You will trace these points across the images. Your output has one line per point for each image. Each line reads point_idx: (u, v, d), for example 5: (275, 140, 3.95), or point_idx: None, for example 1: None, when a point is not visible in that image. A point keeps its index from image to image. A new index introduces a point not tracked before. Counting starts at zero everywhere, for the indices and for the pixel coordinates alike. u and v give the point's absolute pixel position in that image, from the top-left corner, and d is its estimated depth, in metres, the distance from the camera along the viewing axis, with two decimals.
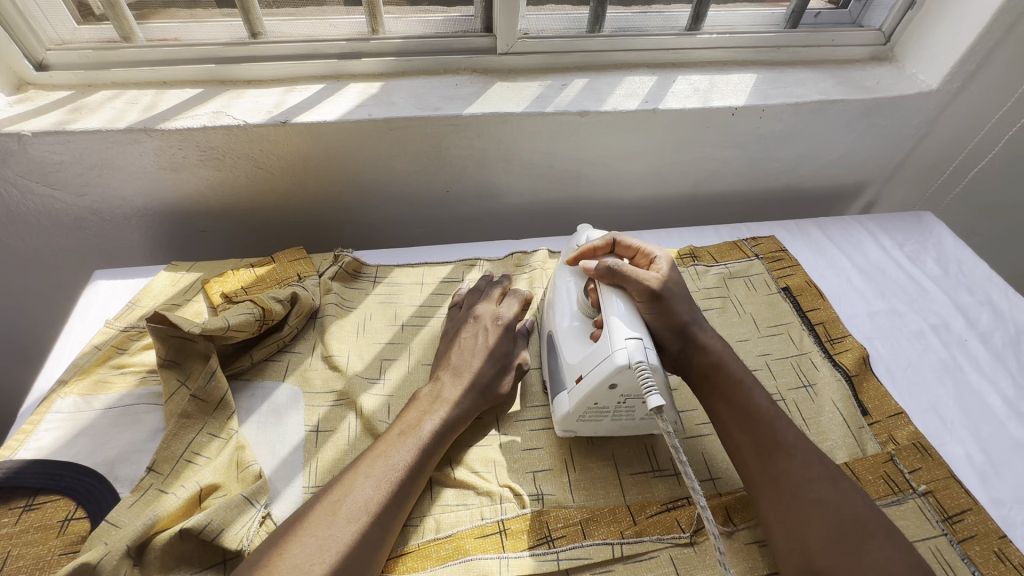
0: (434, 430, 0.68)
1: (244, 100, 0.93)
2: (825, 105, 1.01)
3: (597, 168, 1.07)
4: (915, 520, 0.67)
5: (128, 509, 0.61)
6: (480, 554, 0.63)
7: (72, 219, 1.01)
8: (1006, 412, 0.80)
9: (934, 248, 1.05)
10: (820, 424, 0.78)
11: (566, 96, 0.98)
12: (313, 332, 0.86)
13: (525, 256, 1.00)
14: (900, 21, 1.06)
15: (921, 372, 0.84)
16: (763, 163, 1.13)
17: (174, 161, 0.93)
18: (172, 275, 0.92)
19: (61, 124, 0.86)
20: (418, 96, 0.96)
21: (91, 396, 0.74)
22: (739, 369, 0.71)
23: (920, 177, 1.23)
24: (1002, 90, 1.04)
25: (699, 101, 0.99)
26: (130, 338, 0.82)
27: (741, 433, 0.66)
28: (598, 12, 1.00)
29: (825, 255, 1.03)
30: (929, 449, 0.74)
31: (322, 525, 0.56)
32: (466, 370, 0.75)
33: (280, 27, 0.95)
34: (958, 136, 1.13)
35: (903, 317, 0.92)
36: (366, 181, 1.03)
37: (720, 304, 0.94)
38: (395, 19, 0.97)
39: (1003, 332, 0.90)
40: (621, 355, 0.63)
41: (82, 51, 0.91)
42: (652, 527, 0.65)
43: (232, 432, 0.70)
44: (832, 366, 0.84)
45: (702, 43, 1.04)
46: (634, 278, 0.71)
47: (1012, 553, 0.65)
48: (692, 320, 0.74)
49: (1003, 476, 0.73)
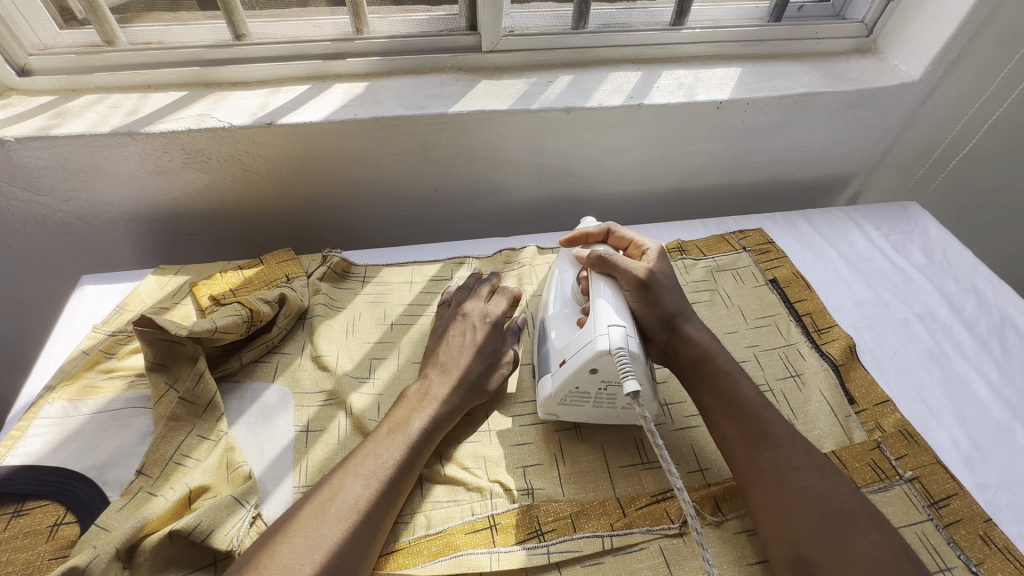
0: (423, 428, 0.68)
1: (229, 102, 0.93)
2: (809, 97, 1.02)
3: (585, 164, 1.08)
4: (902, 506, 0.68)
5: (118, 513, 0.60)
6: (470, 549, 0.63)
7: (59, 225, 1.01)
8: (992, 399, 0.80)
9: (920, 237, 1.06)
10: (808, 413, 0.78)
11: (551, 92, 0.99)
12: (302, 333, 0.86)
13: (514, 254, 1.00)
14: (882, 13, 1.07)
15: (907, 360, 0.85)
16: (751, 156, 1.13)
17: (159, 165, 0.93)
18: (160, 279, 0.92)
19: (45, 129, 0.86)
20: (405, 96, 0.96)
21: (80, 401, 0.73)
22: (726, 361, 0.71)
23: (905, 167, 1.24)
24: (981, 78, 1.05)
25: (685, 95, 0.99)
26: (118, 342, 0.82)
27: (728, 422, 0.67)
28: (582, 9, 1.00)
29: (812, 246, 1.04)
30: (916, 435, 0.75)
31: (311, 525, 0.56)
32: (454, 367, 0.75)
33: (264, 28, 0.95)
34: (939, 126, 1.14)
35: (888, 306, 0.93)
36: (353, 182, 1.03)
37: (709, 297, 0.94)
38: (379, 19, 0.97)
39: (988, 319, 0.91)
40: (603, 340, 0.63)
41: (65, 56, 0.91)
42: (642, 519, 0.66)
43: (221, 433, 0.70)
44: (820, 356, 0.85)
45: (685, 38, 1.05)
46: (624, 267, 0.72)
47: (997, 535, 0.65)
48: (679, 312, 0.74)
49: (988, 460, 0.74)
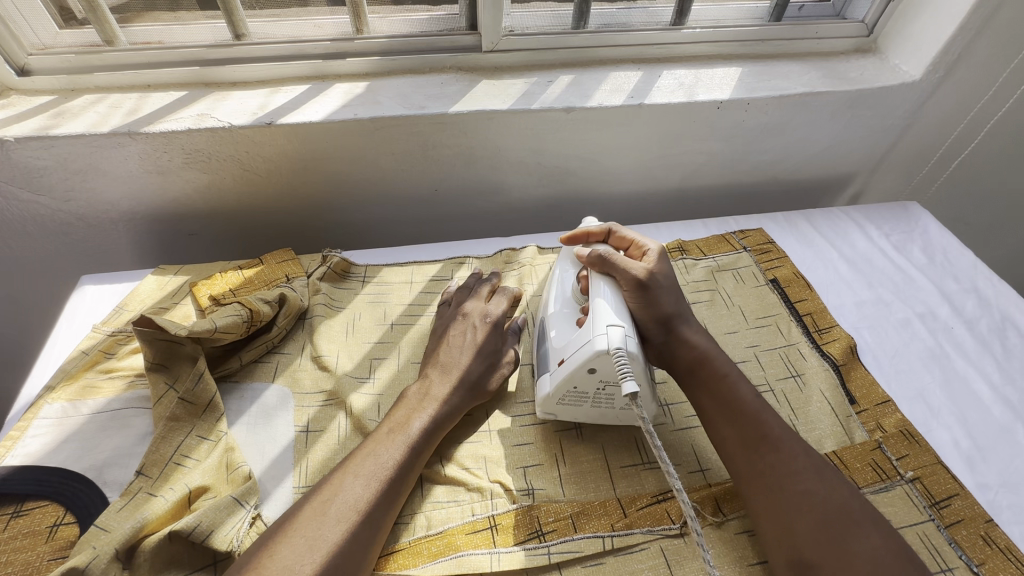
0: (423, 428, 0.68)
1: (229, 102, 0.93)
2: (809, 97, 1.02)
3: (586, 164, 1.08)
4: (903, 507, 0.68)
5: (117, 513, 0.60)
6: (470, 549, 0.63)
7: (58, 225, 1.01)
8: (993, 399, 0.80)
9: (921, 237, 1.06)
10: (808, 413, 0.78)
11: (552, 92, 0.99)
12: (302, 333, 0.86)
13: (515, 254, 1.00)
14: (883, 13, 1.07)
15: (907, 360, 0.85)
16: (751, 156, 1.13)
17: (159, 164, 0.93)
18: (160, 279, 0.92)
19: (44, 129, 0.86)
20: (405, 96, 0.96)
21: (79, 401, 0.73)
22: (724, 364, 0.71)
23: (906, 167, 1.24)
24: (983, 78, 1.05)
25: (685, 95, 0.99)
26: (118, 342, 0.82)
27: (727, 426, 0.66)
28: (582, 9, 1.00)
29: (812, 246, 1.04)
30: (916, 435, 0.75)
31: (311, 526, 0.56)
32: (454, 367, 0.75)
33: (264, 28, 0.95)
34: (940, 126, 1.14)
35: (889, 306, 0.93)
36: (353, 182, 1.03)
37: (709, 297, 0.94)
38: (379, 18, 0.97)
39: (989, 319, 0.91)
40: (601, 340, 0.63)
41: (64, 56, 0.91)
42: (642, 519, 0.66)
43: (221, 433, 0.70)
44: (820, 356, 0.85)
45: (686, 38, 1.05)
46: (623, 267, 0.72)
47: (998, 536, 0.65)
48: (677, 314, 0.74)
49: (989, 461, 0.73)
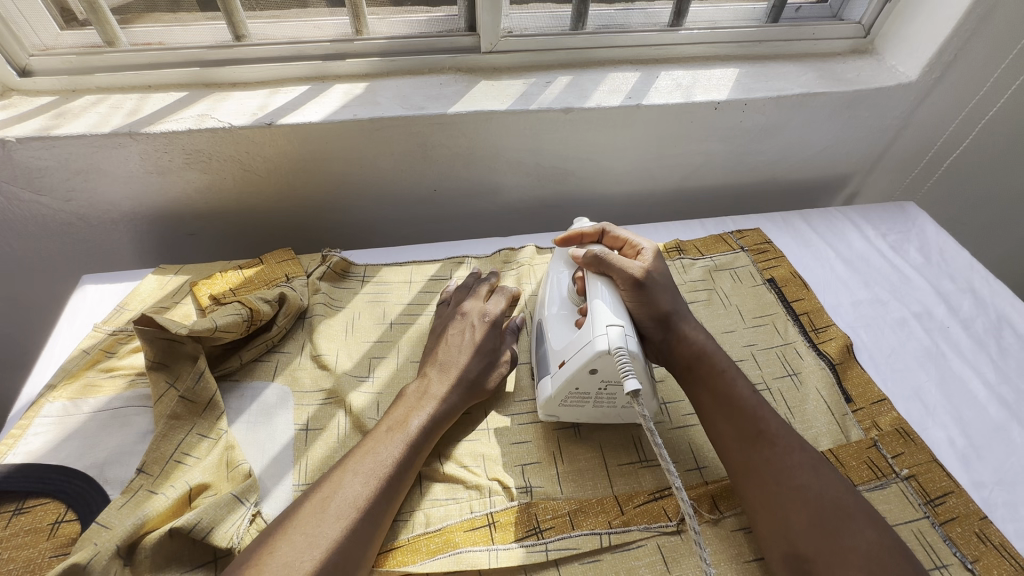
0: (422, 426, 0.68)
1: (230, 102, 0.94)
2: (806, 98, 1.03)
3: (585, 165, 1.08)
4: (898, 504, 0.68)
5: (118, 510, 0.60)
6: (469, 546, 0.64)
7: (60, 224, 1.01)
8: (988, 396, 0.81)
9: (917, 236, 1.06)
10: (805, 412, 0.79)
11: (550, 93, 0.99)
12: (302, 332, 0.86)
13: (514, 253, 1.01)
14: (879, 15, 1.07)
15: (904, 359, 0.86)
16: (749, 156, 1.14)
17: (160, 165, 0.93)
18: (161, 279, 0.92)
19: (45, 129, 0.87)
20: (404, 96, 0.96)
21: (79, 400, 0.74)
22: (722, 360, 0.72)
23: (902, 167, 1.24)
24: (976, 79, 1.06)
25: (682, 96, 1.00)
26: (119, 341, 0.82)
27: (725, 421, 0.67)
28: (581, 11, 1.01)
29: (809, 246, 1.04)
30: (912, 433, 0.75)
31: (311, 523, 0.57)
32: (453, 366, 0.76)
33: (264, 29, 0.96)
34: (935, 126, 1.15)
35: (886, 305, 0.94)
36: (352, 182, 1.04)
37: (706, 296, 0.95)
38: (378, 19, 0.98)
39: (985, 319, 0.92)
40: (602, 340, 0.64)
41: (66, 56, 0.92)
42: (639, 517, 0.66)
43: (221, 432, 0.71)
44: (817, 355, 0.85)
45: (683, 38, 1.05)
46: (620, 267, 0.73)
47: (992, 532, 0.66)
48: (675, 311, 0.75)
49: (985, 458, 0.74)
